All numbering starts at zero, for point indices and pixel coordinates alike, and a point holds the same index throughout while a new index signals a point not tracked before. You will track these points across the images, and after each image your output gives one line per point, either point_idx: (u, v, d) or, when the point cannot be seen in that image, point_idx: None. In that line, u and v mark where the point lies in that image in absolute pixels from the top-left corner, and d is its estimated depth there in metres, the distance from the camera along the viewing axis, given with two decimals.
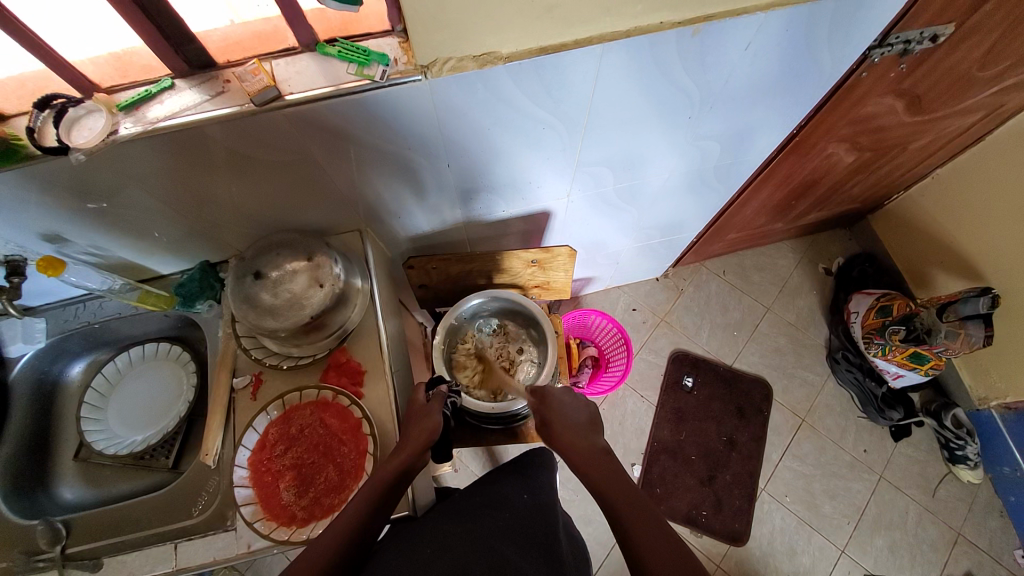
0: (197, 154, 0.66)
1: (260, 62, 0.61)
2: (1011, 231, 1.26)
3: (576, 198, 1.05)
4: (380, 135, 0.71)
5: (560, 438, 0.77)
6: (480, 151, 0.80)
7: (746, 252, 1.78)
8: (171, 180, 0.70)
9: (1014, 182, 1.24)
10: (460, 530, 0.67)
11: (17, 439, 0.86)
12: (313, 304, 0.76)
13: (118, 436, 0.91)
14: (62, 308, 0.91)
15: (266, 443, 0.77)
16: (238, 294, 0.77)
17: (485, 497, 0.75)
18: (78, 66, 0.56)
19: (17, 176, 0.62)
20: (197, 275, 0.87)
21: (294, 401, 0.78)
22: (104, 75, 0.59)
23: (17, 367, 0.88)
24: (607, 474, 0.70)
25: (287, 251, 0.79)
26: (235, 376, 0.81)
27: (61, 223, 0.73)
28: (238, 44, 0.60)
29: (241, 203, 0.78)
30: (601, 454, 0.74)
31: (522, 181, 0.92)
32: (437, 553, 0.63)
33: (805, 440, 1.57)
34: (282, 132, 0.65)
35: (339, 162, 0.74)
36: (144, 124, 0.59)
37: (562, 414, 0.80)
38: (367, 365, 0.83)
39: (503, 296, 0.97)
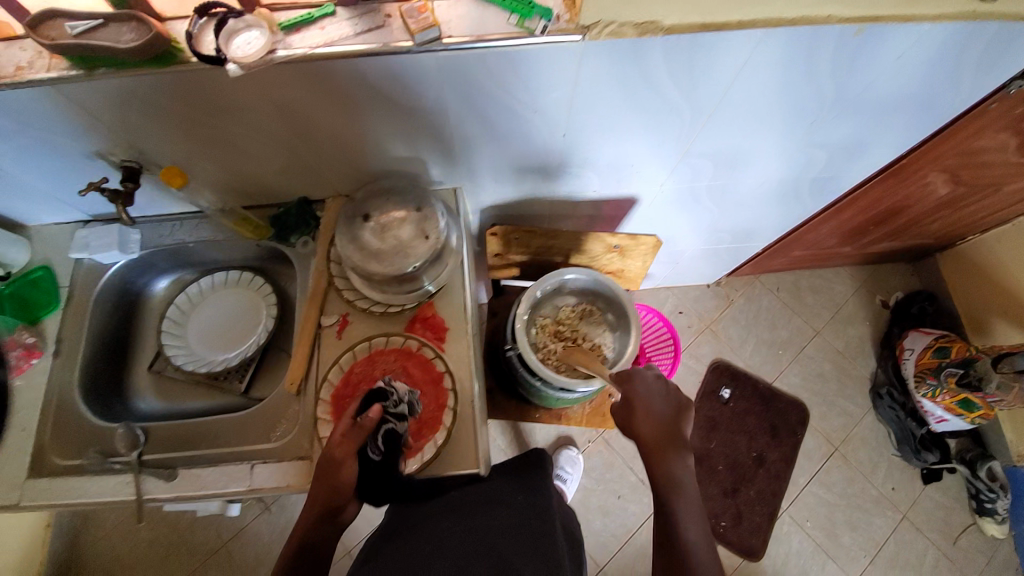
0: (339, 89, 0.65)
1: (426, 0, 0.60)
2: None
3: (668, 189, 1.03)
4: (512, 94, 0.69)
5: (639, 422, 0.77)
6: (600, 125, 0.79)
7: (803, 273, 1.75)
8: (301, 110, 0.69)
9: None
10: (461, 529, 0.69)
11: (102, 342, 0.89)
12: (418, 255, 0.76)
13: (194, 354, 0.93)
14: (159, 224, 0.92)
15: (349, 381, 0.78)
16: (346, 234, 0.79)
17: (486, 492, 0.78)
18: None
19: (166, 82, 0.62)
20: (295, 209, 0.89)
21: (379, 345, 0.80)
22: None
23: (109, 274, 0.90)
24: (681, 471, 0.74)
25: (395, 199, 0.80)
26: (322, 314, 0.84)
27: (185, 138, 0.73)
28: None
29: (356, 145, 0.78)
30: (673, 454, 0.75)
31: (625, 163, 0.91)
32: (437, 550, 0.66)
33: (834, 468, 1.56)
34: (426, 77, 0.65)
35: (464, 119, 0.74)
36: (301, 48, 0.59)
37: (648, 401, 0.78)
38: (451, 322, 0.83)
39: (588, 273, 0.94)
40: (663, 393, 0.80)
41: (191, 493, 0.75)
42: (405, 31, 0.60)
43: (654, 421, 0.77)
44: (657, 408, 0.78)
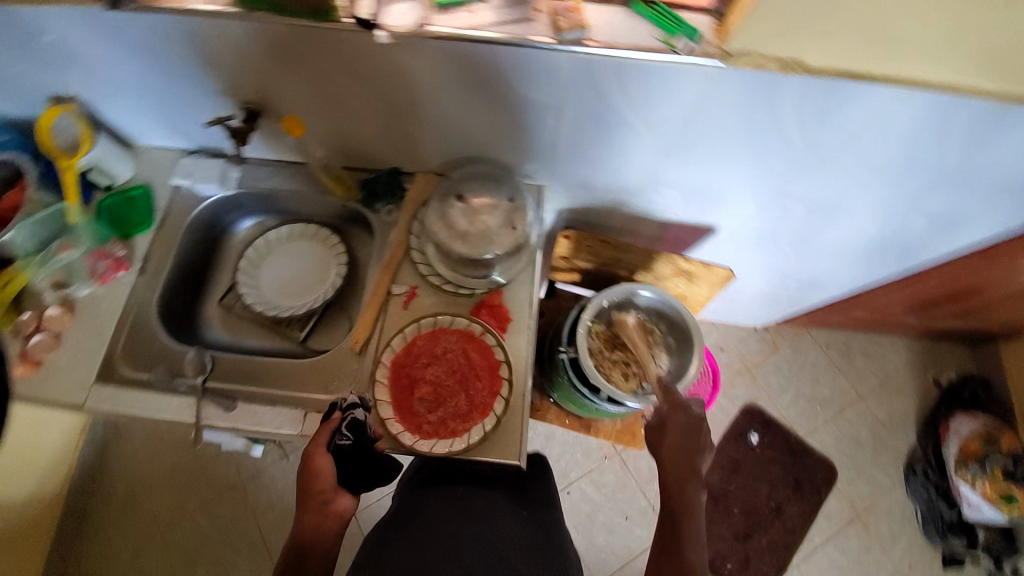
0: (468, 71, 0.67)
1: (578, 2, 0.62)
2: None
3: (751, 226, 1.01)
4: (633, 108, 0.69)
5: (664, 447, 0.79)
6: (706, 152, 0.78)
7: (856, 334, 1.69)
8: (424, 87, 0.71)
9: None
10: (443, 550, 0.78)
11: (185, 268, 0.94)
12: (501, 244, 0.78)
13: (263, 296, 0.97)
14: (256, 168, 0.95)
15: (410, 352, 0.80)
16: (436, 209, 0.79)
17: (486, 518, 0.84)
18: None
19: (312, 36, 0.65)
20: (385, 178, 0.92)
21: (445, 323, 0.82)
22: None
23: (203, 206, 0.94)
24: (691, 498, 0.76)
25: (489, 184, 0.81)
26: (394, 283, 0.86)
27: (307, 92, 0.76)
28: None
29: (463, 129, 0.79)
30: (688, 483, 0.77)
31: (717, 194, 0.90)
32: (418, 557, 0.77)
33: (853, 537, 1.51)
34: (555, 75, 0.65)
35: (575, 121, 0.73)
36: (447, 27, 0.62)
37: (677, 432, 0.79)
38: (515, 314, 0.84)
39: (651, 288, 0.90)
40: (689, 428, 0.79)
41: (246, 427, 0.79)
42: (551, 28, 0.61)
43: (679, 451, 0.78)
44: (685, 440, 0.79)
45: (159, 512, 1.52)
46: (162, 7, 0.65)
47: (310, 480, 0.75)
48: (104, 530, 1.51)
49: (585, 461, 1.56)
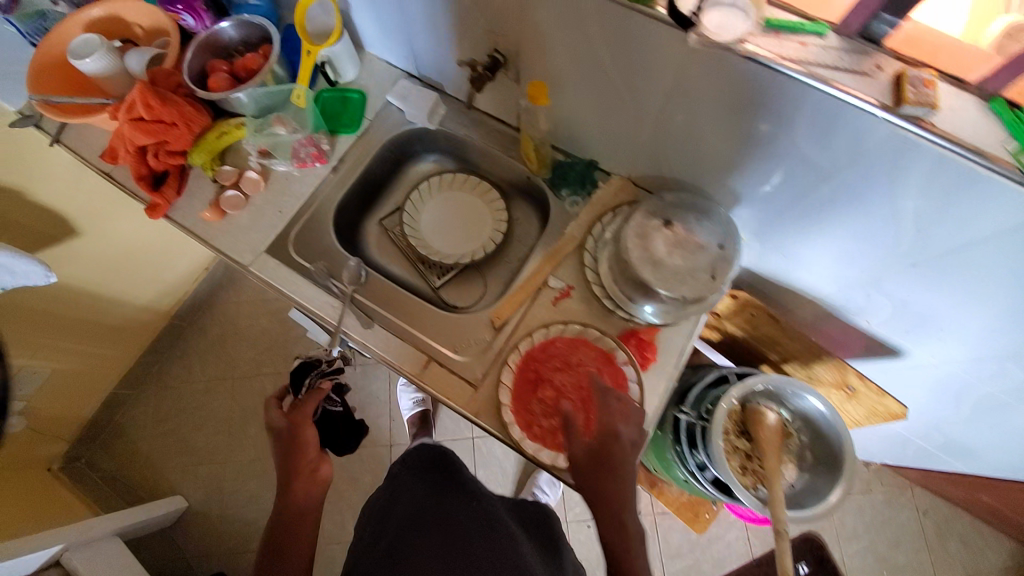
0: (758, 101, 0.59)
1: (934, 77, 0.52)
2: None
3: (942, 367, 0.88)
4: (918, 208, 0.60)
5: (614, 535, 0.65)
6: (962, 282, 0.67)
7: (965, 518, 1.47)
8: (688, 101, 0.66)
9: None
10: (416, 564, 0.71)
11: (365, 179, 0.98)
12: (693, 290, 0.69)
13: (418, 232, 1.01)
14: (462, 112, 0.97)
15: (546, 349, 0.77)
16: (636, 223, 0.72)
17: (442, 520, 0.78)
18: None
19: (608, 12, 0.60)
20: (580, 167, 0.88)
21: (590, 336, 0.78)
22: None
23: (404, 129, 0.97)
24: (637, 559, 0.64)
25: (703, 218, 0.72)
26: (554, 275, 0.84)
27: (562, 61, 0.72)
28: (933, 40, 0.51)
29: (696, 153, 0.74)
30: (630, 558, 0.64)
31: (933, 323, 0.78)
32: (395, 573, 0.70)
33: None
34: (851, 145, 0.58)
35: (836, 190, 0.65)
36: (772, 52, 0.54)
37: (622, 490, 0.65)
38: (660, 357, 0.78)
39: (820, 398, 0.77)
40: (600, 455, 0.66)
41: (374, 350, 0.81)
42: (891, 92, 0.52)
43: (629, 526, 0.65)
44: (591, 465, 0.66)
45: (237, 362, 1.68)
46: None
47: (289, 429, 0.77)
48: (191, 358, 1.70)
49: None
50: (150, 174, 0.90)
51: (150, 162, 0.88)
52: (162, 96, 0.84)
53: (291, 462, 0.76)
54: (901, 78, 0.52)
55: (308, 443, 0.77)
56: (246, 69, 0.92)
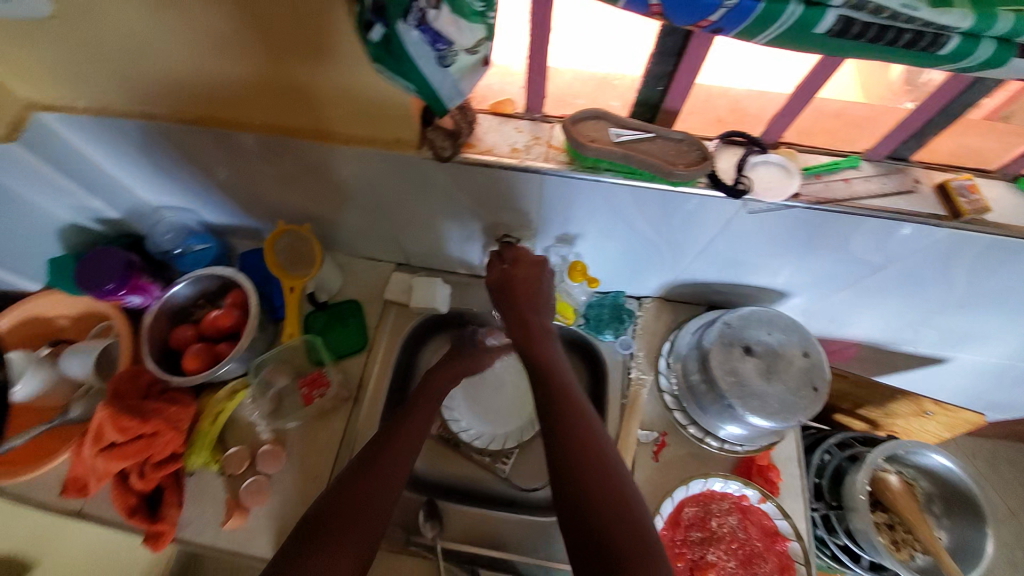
0: (810, 234, 0.60)
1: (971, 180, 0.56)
2: None
3: (995, 364, 0.92)
4: (974, 273, 0.64)
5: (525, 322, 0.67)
6: (1013, 307, 0.71)
7: None
8: (728, 244, 0.65)
9: None
10: None
11: (393, 386, 0.86)
12: (807, 412, 0.67)
13: (467, 421, 0.88)
14: (467, 283, 0.92)
15: (679, 520, 0.71)
16: (719, 358, 0.71)
17: None
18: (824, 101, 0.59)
19: (639, 198, 0.58)
20: (610, 301, 0.86)
21: (714, 485, 0.73)
22: (808, 132, 0.59)
23: (417, 320, 0.89)
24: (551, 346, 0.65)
25: (777, 328, 0.72)
26: (641, 428, 0.78)
27: (586, 232, 0.70)
28: (937, 149, 0.59)
29: (737, 273, 0.74)
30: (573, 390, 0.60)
31: (985, 337, 0.82)
32: None
33: None
34: (909, 247, 0.60)
35: (889, 275, 0.67)
36: (825, 196, 0.55)
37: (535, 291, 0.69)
38: (785, 476, 0.75)
39: (940, 453, 0.79)
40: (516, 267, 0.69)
41: None
42: (942, 202, 0.56)
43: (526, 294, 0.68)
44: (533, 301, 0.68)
45: None
46: (490, 157, 0.57)
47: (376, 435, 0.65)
48: None
49: None
50: (139, 499, 0.72)
51: (136, 486, 0.71)
52: (135, 411, 0.70)
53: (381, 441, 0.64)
54: (948, 189, 0.55)
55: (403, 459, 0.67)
56: (215, 328, 0.80)
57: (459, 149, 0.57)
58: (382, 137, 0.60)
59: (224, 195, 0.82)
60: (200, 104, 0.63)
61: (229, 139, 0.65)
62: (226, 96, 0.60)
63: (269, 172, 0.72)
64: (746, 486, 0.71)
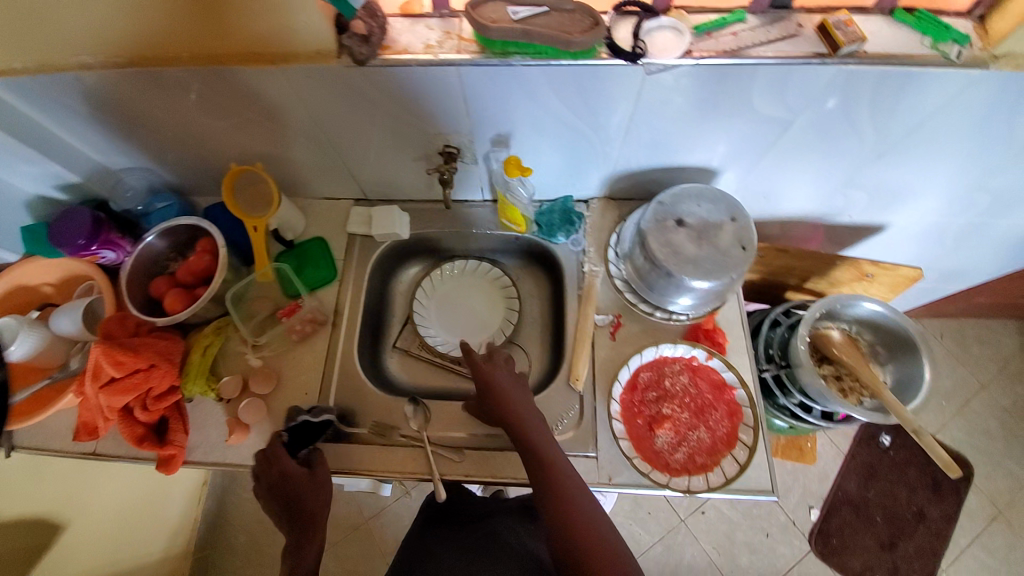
0: (715, 93, 0.64)
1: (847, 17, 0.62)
2: None
3: (921, 223, 0.99)
4: (875, 117, 0.69)
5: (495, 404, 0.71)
6: (921, 154, 0.77)
7: (967, 322, 1.69)
8: (644, 119, 0.70)
9: None
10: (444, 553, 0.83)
11: (370, 312, 0.93)
12: (737, 268, 0.73)
13: (441, 337, 0.97)
14: (421, 209, 0.97)
15: (637, 385, 0.79)
16: (656, 234, 0.76)
17: (451, 511, 0.91)
18: None
19: (553, 78, 0.62)
20: (560, 207, 0.91)
21: (667, 351, 0.79)
22: None
23: (381, 250, 0.94)
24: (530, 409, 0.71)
25: (706, 202, 0.77)
26: (597, 313, 0.84)
27: (518, 130, 0.74)
28: None
29: (662, 159, 0.80)
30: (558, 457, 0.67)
31: (908, 192, 0.88)
32: None
33: (998, 533, 1.50)
34: (808, 94, 0.64)
35: (799, 132, 0.72)
36: (721, 49, 0.60)
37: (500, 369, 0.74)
38: (730, 337, 0.82)
39: (871, 301, 0.85)
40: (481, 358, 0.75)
41: (480, 476, 0.76)
42: (823, 41, 0.61)
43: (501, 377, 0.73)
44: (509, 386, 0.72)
45: None
46: (406, 56, 0.61)
47: (303, 481, 0.74)
48: None
49: None
50: (147, 430, 0.79)
51: (141, 417, 0.78)
52: (127, 347, 0.75)
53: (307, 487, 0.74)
54: (825, 26, 0.60)
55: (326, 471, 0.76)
56: (189, 272, 0.83)
57: (376, 53, 0.61)
58: (305, 51, 0.64)
59: (176, 147, 0.85)
60: (131, 44, 0.66)
61: (162, 78, 0.68)
62: (154, 30, 0.64)
63: (213, 113, 0.75)
64: (695, 347, 0.78)
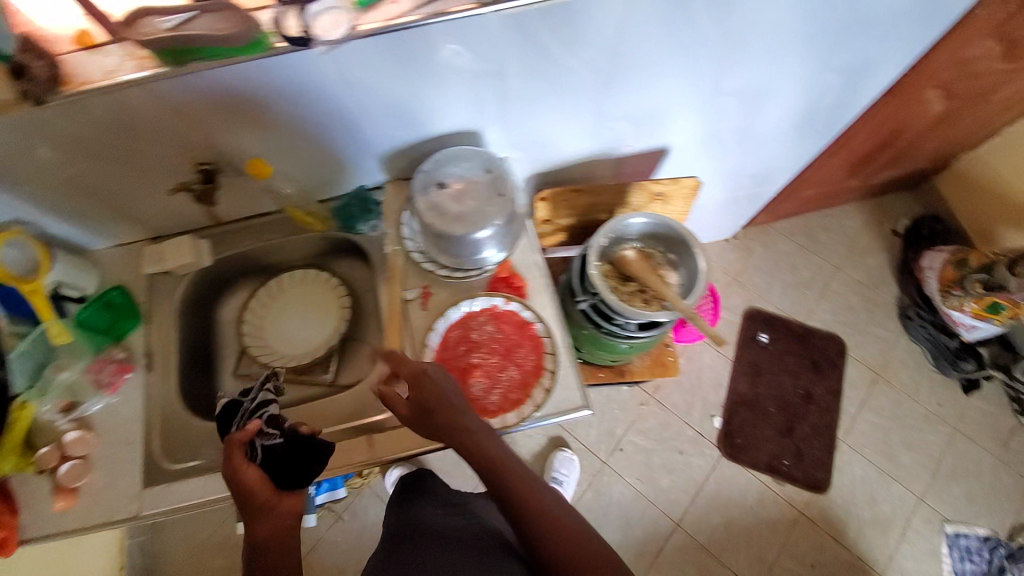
0: (401, 61, 0.70)
1: None
2: None
3: (696, 135, 1.08)
4: (571, 51, 0.76)
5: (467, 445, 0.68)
6: (643, 73, 0.85)
7: (813, 215, 1.85)
8: (356, 100, 0.75)
9: None
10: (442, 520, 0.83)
11: (189, 351, 0.91)
12: (496, 215, 0.78)
13: (278, 352, 0.95)
14: (223, 232, 0.95)
15: (447, 345, 0.81)
16: (422, 201, 0.79)
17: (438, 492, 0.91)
18: None
19: (240, 76, 0.67)
20: (357, 197, 0.92)
21: (469, 308, 0.83)
22: None
23: (184, 285, 0.92)
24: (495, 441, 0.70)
25: (463, 163, 0.82)
26: (405, 291, 0.86)
27: (252, 135, 0.78)
28: None
29: (411, 137, 0.85)
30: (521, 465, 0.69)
31: (662, 110, 0.96)
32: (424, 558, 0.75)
33: (878, 392, 1.66)
34: (493, 41, 0.71)
35: (516, 78, 0.78)
36: (384, 19, 0.65)
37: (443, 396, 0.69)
38: (528, 280, 0.87)
39: (643, 214, 0.92)
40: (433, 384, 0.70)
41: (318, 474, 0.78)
42: None
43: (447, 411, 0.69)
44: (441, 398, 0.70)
45: None
46: (91, 85, 0.64)
47: (267, 494, 0.67)
48: None
49: (625, 415, 1.62)
50: None
51: None
52: None
53: (246, 506, 0.66)
54: None
55: (257, 488, 0.66)
56: None
57: (57, 89, 0.64)
58: None
59: None
60: None
61: None
62: None
63: None
64: (492, 297, 0.83)
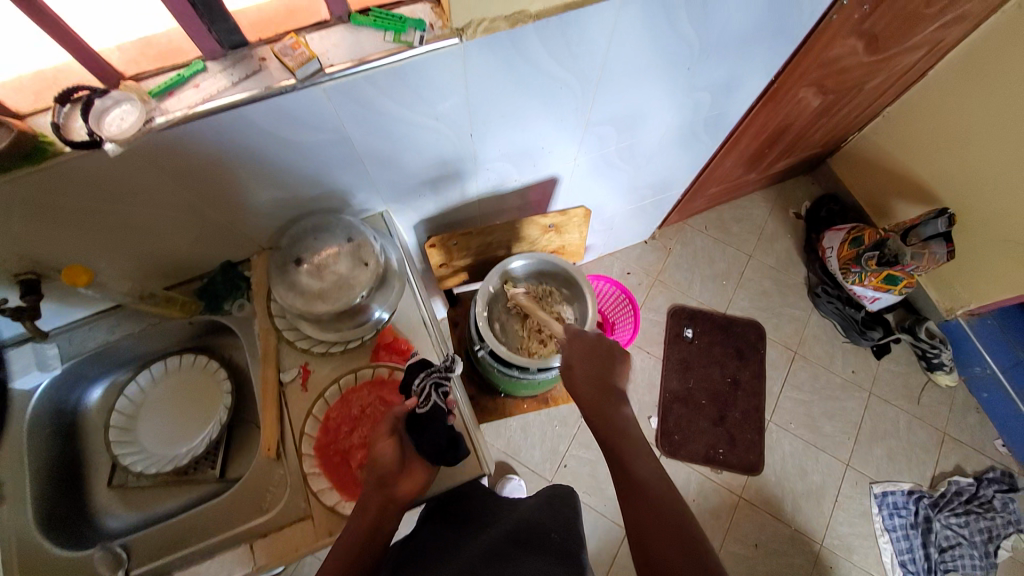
0: (223, 142, 0.65)
1: (297, 36, 0.62)
2: (981, 151, 1.40)
3: (582, 161, 1.07)
4: (413, 109, 0.72)
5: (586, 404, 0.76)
6: (503, 116, 0.82)
7: (724, 207, 1.92)
8: (180, 181, 0.69)
9: (971, 110, 1.39)
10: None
11: (48, 471, 0.82)
12: (363, 283, 0.78)
13: (155, 454, 0.88)
14: (71, 331, 0.86)
15: (329, 427, 0.77)
16: (284, 284, 0.78)
17: None
18: (103, 53, 0.56)
19: (32, 186, 0.60)
20: (221, 276, 0.88)
21: (350, 383, 0.79)
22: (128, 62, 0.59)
23: (33, 399, 0.82)
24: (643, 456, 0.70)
25: (324, 236, 0.80)
26: (281, 372, 0.81)
27: (73, 233, 0.70)
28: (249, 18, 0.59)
29: (266, 207, 0.81)
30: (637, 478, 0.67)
31: (538, 146, 0.94)
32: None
33: (799, 369, 1.74)
34: (320, 112, 0.66)
35: (362, 140, 0.74)
36: (183, 109, 0.59)
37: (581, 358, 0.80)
38: (416, 342, 0.83)
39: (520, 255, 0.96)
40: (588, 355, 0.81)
41: None
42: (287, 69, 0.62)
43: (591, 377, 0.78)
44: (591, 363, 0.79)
45: None
46: None
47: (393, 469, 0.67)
48: None
49: (566, 430, 1.63)
50: None
51: None
52: None
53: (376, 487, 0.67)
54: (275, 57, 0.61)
55: (387, 467, 0.67)
56: None
57: None
58: None
59: None
60: None
61: None
62: None
63: None
64: (371, 369, 0.80)
